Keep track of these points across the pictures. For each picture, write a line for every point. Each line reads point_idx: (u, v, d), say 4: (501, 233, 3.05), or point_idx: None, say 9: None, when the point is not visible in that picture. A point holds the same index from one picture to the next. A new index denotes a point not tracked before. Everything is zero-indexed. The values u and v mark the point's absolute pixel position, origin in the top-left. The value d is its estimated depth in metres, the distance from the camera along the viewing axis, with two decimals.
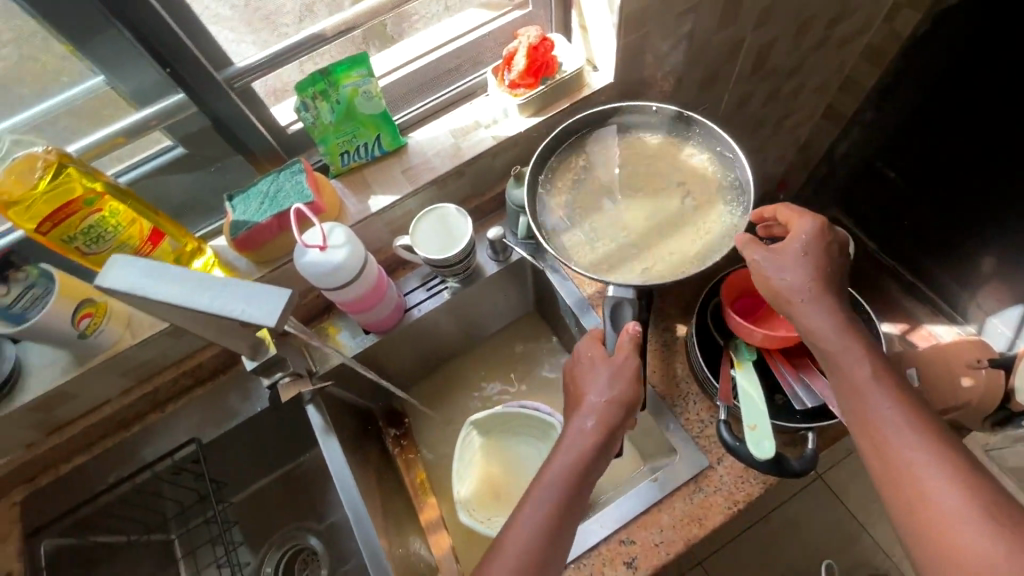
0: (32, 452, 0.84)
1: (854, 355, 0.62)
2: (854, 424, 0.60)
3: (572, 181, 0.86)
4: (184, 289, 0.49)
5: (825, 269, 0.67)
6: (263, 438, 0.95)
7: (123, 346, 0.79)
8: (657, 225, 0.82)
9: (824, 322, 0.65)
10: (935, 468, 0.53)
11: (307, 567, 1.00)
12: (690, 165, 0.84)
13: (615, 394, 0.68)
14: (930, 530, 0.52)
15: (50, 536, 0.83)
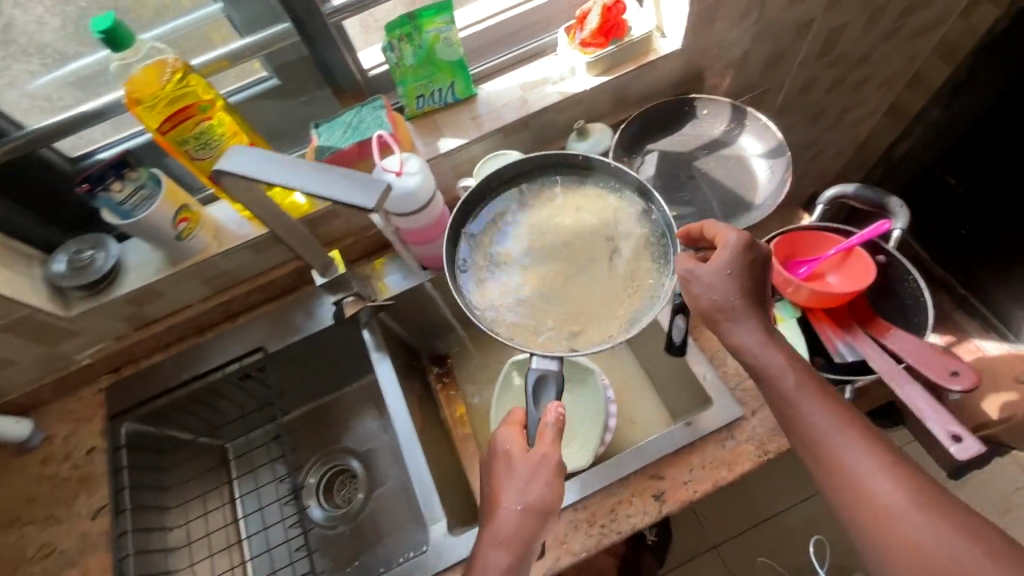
0: (120, 343, 0.94)
1: (777, 367, 0.65)
2: (794, 432, 0.64)
3: (496, 235, 0.79)
4: (287, 174, 0.56)
5: (750, 285, 0.67)
6: (321, 359, 1.03)
7: (209, 253, 0.88)
8: (588, 282, 0.76)
9: (748, 341, 0.66)
10: (873, 466, 0.59)
11: (344, 486, 1.08)
12: (614, 211, 0.79)
13: (532, 498, 0.63)
14: (875, 520, 0.57)
15: (131, 421, 0.93)
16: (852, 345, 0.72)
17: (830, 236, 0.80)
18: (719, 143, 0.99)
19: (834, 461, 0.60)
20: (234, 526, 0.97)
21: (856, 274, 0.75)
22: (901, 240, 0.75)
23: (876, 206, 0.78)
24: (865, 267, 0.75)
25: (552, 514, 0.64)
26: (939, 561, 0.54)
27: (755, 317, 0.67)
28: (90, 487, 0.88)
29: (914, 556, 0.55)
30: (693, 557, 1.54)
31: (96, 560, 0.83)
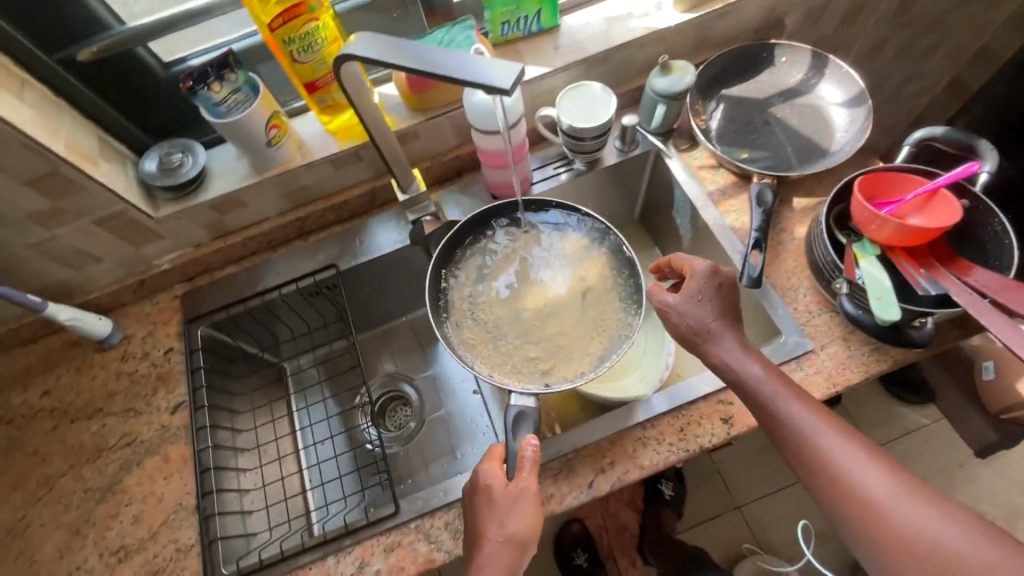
0: (198, 251, 0.97)
1: (757, 378, 0.68)
2: (778, 435, 0.66)
3: (473, 276, 0.81)
4: (407, 55, 0.58)
5: (725, 304, 0.73)
6: (382, 283, 1.04)
7: (293, 164, 0.90)
8: (559, 323, 0.79)
9: (727, 358, 0.70)
10: (857, 460, 0.61)
11: (398, 413, 1.10)
12: (583, 257, 0.82)
13: (514, 531, 0.64)
14: (863, 511, 0.59)
15: (206, 325, 0.95)
16: (935, 281, 0.73)
17: (912, 177, 0.80)
18: (795, 91, 0.99)
19: (820, 458, 0.62)
20: (291, 438, 1.01)
21: (939, 212, 0.76)
22: (988, 183, 0.77)
23: (964, 149, 0.80)
24: (949, 205, 0.75)
25: (529, 548, 0.66)
26: (930, 547, 0.55)
27: (729, 331, 0.72)
28: (168, 384, 0.91)
29: (907, 545, 0.57)
30: (715, 517, 1.49)
31: (176, 450, 0.87)
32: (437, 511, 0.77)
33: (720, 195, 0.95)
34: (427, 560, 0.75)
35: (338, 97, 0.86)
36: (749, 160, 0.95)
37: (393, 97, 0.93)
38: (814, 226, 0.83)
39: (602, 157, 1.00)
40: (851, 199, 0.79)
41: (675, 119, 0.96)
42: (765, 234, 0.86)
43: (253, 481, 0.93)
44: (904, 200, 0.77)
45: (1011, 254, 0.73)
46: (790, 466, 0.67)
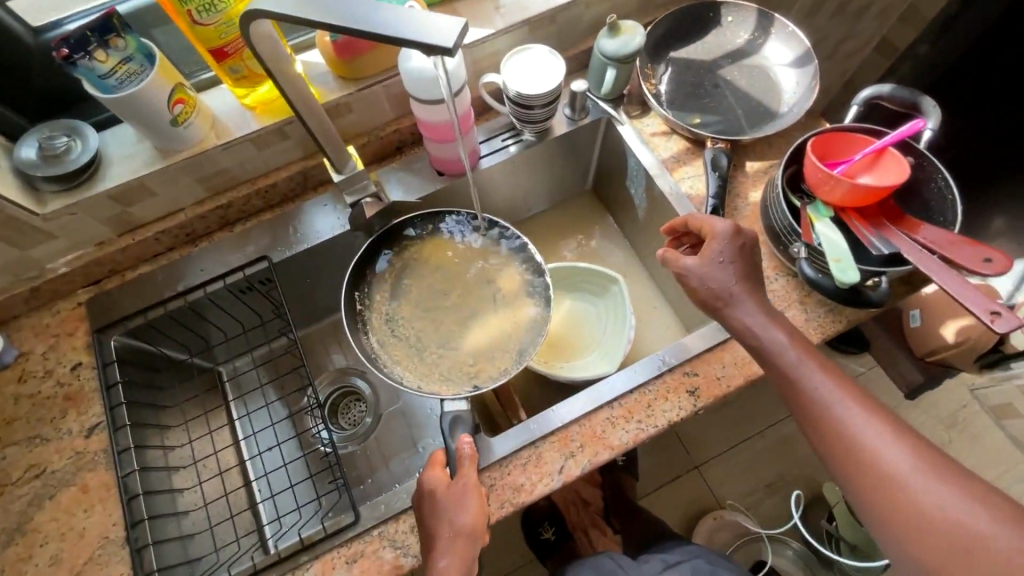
0: (102, 250, 0.84)
1: (778, 344, 0.65)
2: (796, 402, 0.64)
3: (389, 292, 0.83)
4: (325, 10, 0.50)
5: (747, 267, 0.69)
6: (322, 273, 0.95)
7: (207, 145, 0.79)
8: (477, 326, 0.82)
9: (753, 321, 0.67)
10: (877, 431, 0.59)
11: (351, 410, 1.03)
12: (493, 261, 0.85)
13: (463, 524, 0.64)
14: (878, 484, 0.57)
15: (119, 334, 0.83)
16: (886, 240, 0.74)
17: (862, 136, 0.80)
18: (743, 52, 0.97)
19: (837, 429, 0.60)
20: (233, 449, 0.92)
21: (888, 172, 0.76)
22: (931, 140, 0.78)
23: (909, 107, 0.80)
24: (897, 163, 0.75)
25: (480, 542, 0.65)
26: (945, 523, 0.53)
27: (752, 299, 0.68)
28: (80, 404, 0.80)
29: (920, 520, 0.54)
30: (676, 478, 1.53)
31: (95, 478, 0.76)
32: (401, 514, 0.72)
33: (674, 162, 0.92)
34: (394, 567, 0.70)
35: (254, 66, 0.76)
36: (701, 125, 0.92)
37: (319, 65, 0.83)
38: (769, 189, 0.82)
39: (551, 126, 0.94)
40: (804, 161, 0.78)
41: (625, 84, 0.92)
42: (721, 201, 0.85)
43: (193, 500, 0.85)
44: (854, 160, 0.77)
45: (954, 210, 0.75)
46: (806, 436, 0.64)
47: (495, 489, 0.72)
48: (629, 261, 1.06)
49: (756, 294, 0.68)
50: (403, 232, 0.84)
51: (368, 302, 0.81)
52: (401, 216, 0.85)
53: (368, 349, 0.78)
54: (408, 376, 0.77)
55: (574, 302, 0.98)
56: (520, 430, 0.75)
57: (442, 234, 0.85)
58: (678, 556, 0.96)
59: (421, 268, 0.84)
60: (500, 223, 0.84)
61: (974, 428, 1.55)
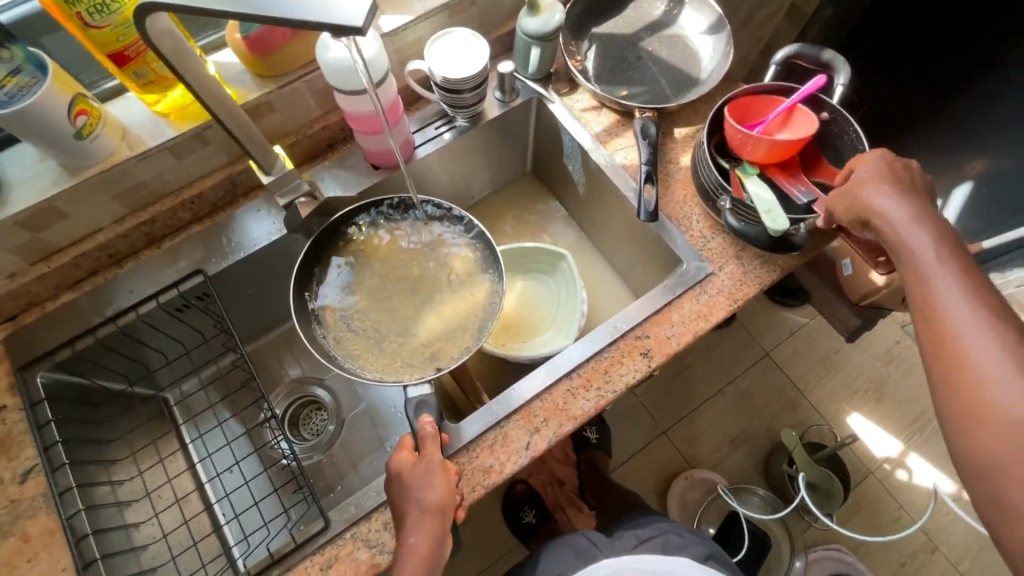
0: (14, 283, 0.78)
1: (919, 245, 0.62)
2: (913, 302, 0.61)
3: (342, 287, 0.81)
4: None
5: (902, 184, 0.67)
6: (264, 283, 0.92)
7: (120, 158, 0.75)
8: (433, 310, 0.82)
9: (890, 217, 0.65)
10: (990, 336, 0.54)
11: (312, 420, 1.00)
12: (441, 245, 0.84)
13: (430, 501, 0.64)
14: (964, 386, 0.54)
15: (46, 369, 0.77)
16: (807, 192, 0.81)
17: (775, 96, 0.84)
18: (661, 23, 1.00)
19: (946, 333, 0.57)
20: (190, 475, 0.88)
21: (800, 127, 0.81)
22: (843, 93, 0.83)
23: (823, 66, 0.86)
24: (808, 119, 0.80)
25: (450, 518, 0.66)
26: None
27: (904, 207, 0.65)
28: (10, 449, 0.74)
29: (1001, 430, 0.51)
30: (645, 445, 1.57)
31: (37, 525, 0.70)
32: (373, 513, 0.71)
33: (606, 135, 0.93)
34: (371, 566, 0.69)
35: (161, 70, 0.72)
36: (629, 97, 0.95)
37: (234, 65, 0.80)
38: (697, 152, 0.85)
39: (483, 110, 0.94)
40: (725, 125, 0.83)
41: (552, 62, 0.93)
42: (654, 167, 0.87)
43: (151, 533, 0.81)
44: (768, 120, 0.81)
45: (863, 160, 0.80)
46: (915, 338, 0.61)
47: (465, 474, 0.72)
48: (577, 238, 1.08)
49: (909, 199, 0.66)
50: (345, 227, 0.82)
51: (319, 302, 0.79)
52: (341, 211, 0.82)
53: (323, 345, 0.76)
54: (369, 368, 0.76)
55: (526, 283, 0.99)
56: (484, 412, 0.75)
57: (396, 226, 0.84)
58: (648, 531, 0.98)
59: (368, 262, 0.83)
60: (460, 213, 0.83)
61: (909, 361, 1.65)
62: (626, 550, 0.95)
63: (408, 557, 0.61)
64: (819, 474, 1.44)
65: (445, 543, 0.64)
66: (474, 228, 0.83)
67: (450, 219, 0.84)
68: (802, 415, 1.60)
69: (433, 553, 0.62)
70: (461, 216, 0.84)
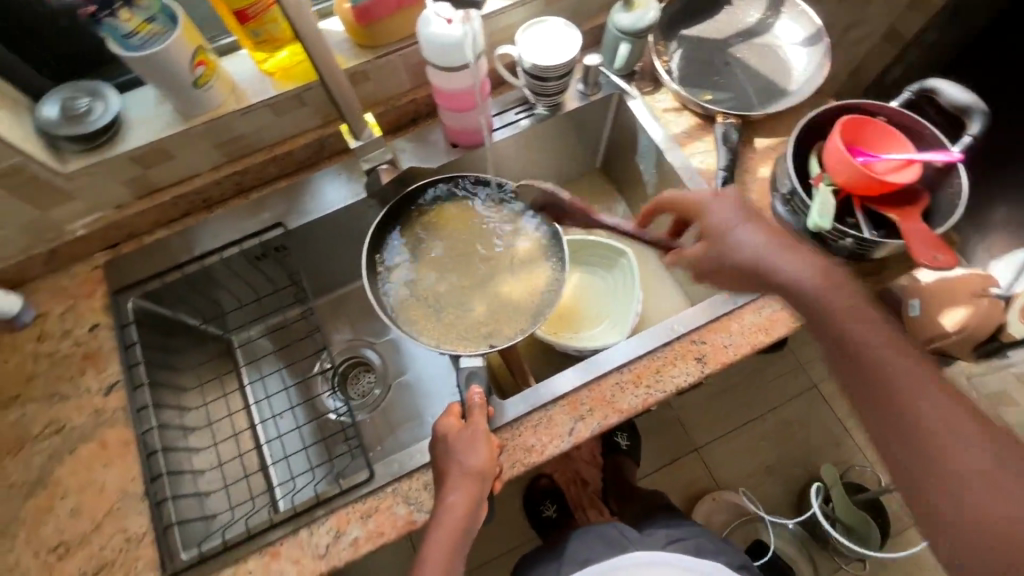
0: (119, 214, 0.86)
1: (809, 279, 0.65)
2: (853, 361, 0.59)
3: (409, 256, 0.85)
4: None
5: (733, 208, 0.72)
6: (333, 245, 0.96)
7: (226, 110, 0.80)
8: (493, 289, 0.84)
9: (798, 268, 0.65)
10: (905, 374, 0.56)
11: (360, 380, 1.04)
12: (509, 228, 0.86)
13: (472, 466, 0.67)
14: (931, 461, 0.52)
15: (136, 296, 0.85)
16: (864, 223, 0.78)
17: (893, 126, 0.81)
18: (754, 32, 0.98)
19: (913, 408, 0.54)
20: (246, 413, 0.94)
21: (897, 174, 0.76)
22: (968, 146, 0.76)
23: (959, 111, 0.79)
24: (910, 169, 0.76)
25: (488, 485, 0.68)
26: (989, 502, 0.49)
27: (753, 232, 0.69)
28: (98, 363, 0.81)
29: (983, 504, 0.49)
30: (675, 459, 1.55)
31: (114, 435, 0.77)
32: (415, 472, 0.74)
33: (684, 137, 0.93)
34: (407, 522, 0.72)
35: (274, 31, 0.77)
36: (712, 102, 0.94)
37: (338, 33, 0.84)
38: (780, 165, 0.84)
39: (563, 101, 0.96)
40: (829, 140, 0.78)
41: (639, 58, 0.93)
42: (732, 173, 0.86)
43: (209, 460, 0.87)
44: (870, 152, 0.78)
45: (952, 214, 0.76)
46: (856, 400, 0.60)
47: (507, 449, 0.74)
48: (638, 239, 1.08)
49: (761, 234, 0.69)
50: (420, 199, 0.86)
51: (388, 265, 0.83)
52: (418, 184, 0.86)
53: (385, 306, 0.80)
54: (425, 335, 0.79)
55: (584, 275, 1.00)
56: (532, 393, 0.77)
57: (465, 202, 0.87)
58: (680, 532, 0.99)
59: (437, 235, 0.86)
60: (530, 196, 0.85)
61: None
62: (657, 546, 0.95)
63: (446, 514, 0.64)
64: (857, 516, 1.36)
65: (481, 508, 0.66)
66: (541, 212, 0.85)
67: (519, 201, 0.86)
68: (845, 454, 1.54)
69: (468, 515, 0.64)
70: (530, 199, 0.86)
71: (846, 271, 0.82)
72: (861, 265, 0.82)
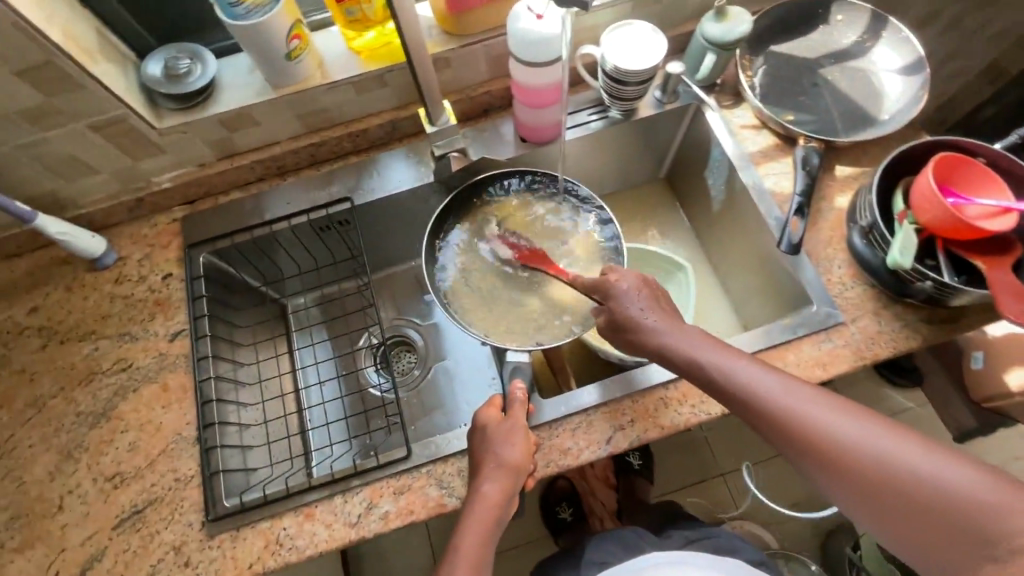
0: (200, 172, 0.90)
1: (702, 355, 0.62)
2: (773, 426, 0.57)
3: (468, 246, 0.86)
4: None
5: (644, 297, 0.68)
6: (393, 225, 0.98)
7: (312, 83, 0.83)
8: (548, 288, 0.84)
9: (690, 348, 0.63)
10: (808, 400, 0.56)
11: (400, 360, 1.03)
12: (569, 228, 0.87)
13: (509, 459, 0.67)
14: (885, 483, 0.51)
15: (207, 251, 0.89)
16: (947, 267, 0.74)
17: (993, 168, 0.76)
18: (847, 54, 0.94)
19: (845, 441, 0.53)
20: (292, 376, 0.96)
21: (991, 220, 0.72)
22: None
23: None
24: (1005, 217, 0.71)
25: (521, 480, 0.68)
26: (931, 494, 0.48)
27: (658, 315, 0.67)
28: (167, 310, 0.86)
29: (925, 496, 0.49)
30: (699, 481, 1.51)
31: (175, 379, 0.82)
32: (451, 457, 0.75)
33: (760, 156, 0.90)
34: (438, 505, 0.73)
35: (368, 11, 0.79)
36: (794, 123, 0.90)
37: (427, 19, 0.86)
38: (861, 194, 0.80)
39: (639, 106, 0.94)
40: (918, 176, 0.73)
41: (724, 70, 0.91)
42: (808, 200, 0.83)
43: (254, 416, 0.89)
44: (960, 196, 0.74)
45: None
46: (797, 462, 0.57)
47: (542, 448, 0.74)
48: (694, 254, 1.05)
49: (677, 319, 0.67)
50: (484, 190, 0.87)
51: (445, 252, 0.85)
52: (485, 174, 0.87)
53: (439, 291, 0.82)
54: (475, 324, 0.81)
55: None
56: (573, 397, 0.76)
57: (529, 198, 0.87)
58: (700, 534, 1.00)
59: (498, 228, 0.87)
60: (594, 198, 0.85)
61: None
62: (676, 547, 0.97)
63: (478, 503, 0.65)
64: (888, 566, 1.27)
65: (512, 502, 0.67)
66: (603, 215, 0.85)
67: (582, 203, 0.86)
68: None
69: (500, 507, 0.65)
70: (594, 201, 0.85)
71: (919, 316, 0.78)
72: (937, 310, 0.78)
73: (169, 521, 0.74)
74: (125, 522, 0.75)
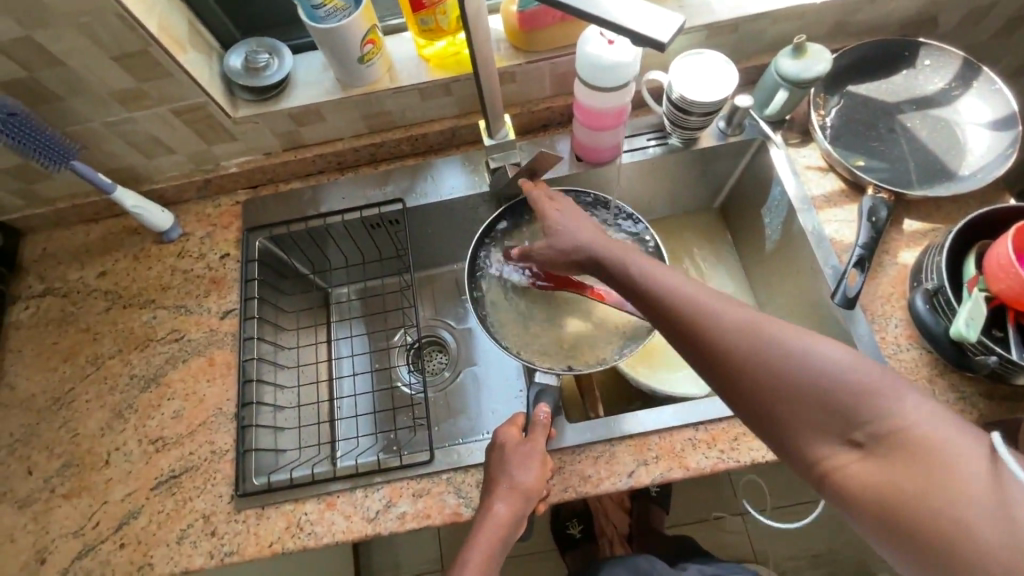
0: (266, 160, 0.94)
1: (637, 269, 0.66)
2: (697, 332, 0.59)
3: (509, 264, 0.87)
4: None
5: (584, 220, 0.75)
6: (440, 229, 1.00)
7: (380, 87, 0.85)
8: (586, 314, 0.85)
9: (626, 262, 0.67)
10: (742, 314, 0.58)
11: (432, 359, 1.04)
12: None
13: (522, 483, 0.68)
14: (793, 377, 0.53)
15: (262, 237, 0.93)
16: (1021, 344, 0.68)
17: None
18: (931, 101, 0.89)
19: (759, 342, 0.55)
20: (328, 364, 0.99)
21: None
22: None
23: None
24: None
25: (533, 504, 0.69)
26: (849, 393, 0.51)
27: (599, 236, 0.72)
28: (222, 289, 0.91)
29: (823, 385, 0.52)
30: (715, 518, 1.47)
31: (221, 355, 0.87)
32: (471, 467, 0.76)
33: (823, 200, 0.87)
34: (454, 513, 0.74)
35: (442, 22, 0.80)
36: (864, 169, 0.86)
37: (498, 32, 0.86)
38: (929, 252, 0.76)
39: (700, 136, 0.92)
40: (994, 243, 0.69)
41: (795, 107, 0.88)
42: (870, 253, 0.79)
43: (290, 399, 0.93)
44: None
45: None
46: (715, 368, 0.58)
47: (563, 473, 0.74)
48: (740, 290, 1.02)
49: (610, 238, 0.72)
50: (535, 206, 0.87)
51: (489, 264, 0.87)
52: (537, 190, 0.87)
53: (478, 303, 0.84)
54: (509, 340, 0.83)
55: None
56: (599, 425, 0.76)
57: None
58: (714, 570, 1.03)
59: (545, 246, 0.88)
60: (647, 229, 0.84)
61: None
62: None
63: (489, 522, 0.66)
64: None
65: (520, 525, 0.67)
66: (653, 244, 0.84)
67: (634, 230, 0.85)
68: None
69: (508, 528, 0.66)
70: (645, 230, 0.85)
71: (977, 389, 0.73)
72: (999, 386, 0.73)
73: (201, 489, 0.79)
74: (162, 485, 0.79)
